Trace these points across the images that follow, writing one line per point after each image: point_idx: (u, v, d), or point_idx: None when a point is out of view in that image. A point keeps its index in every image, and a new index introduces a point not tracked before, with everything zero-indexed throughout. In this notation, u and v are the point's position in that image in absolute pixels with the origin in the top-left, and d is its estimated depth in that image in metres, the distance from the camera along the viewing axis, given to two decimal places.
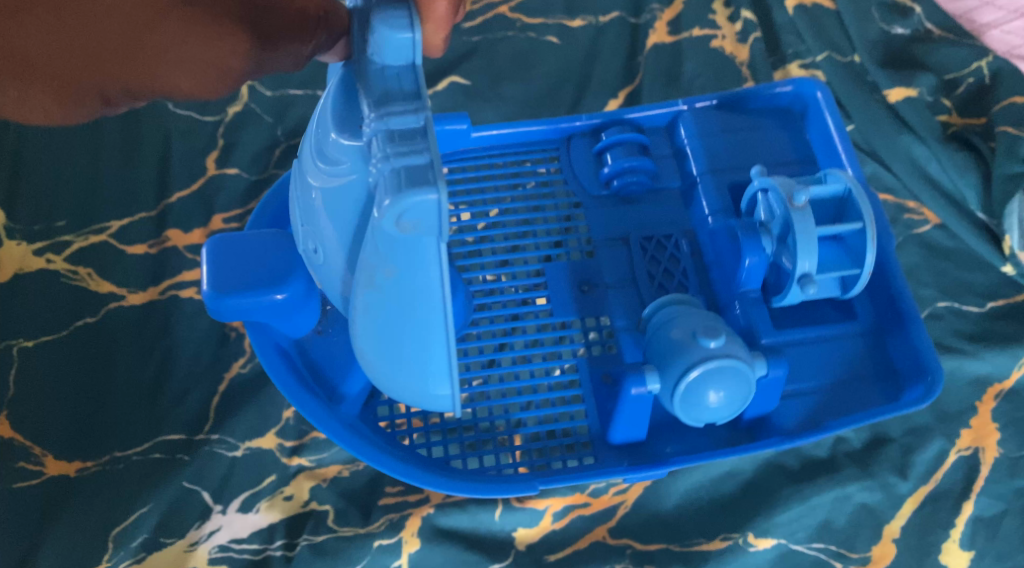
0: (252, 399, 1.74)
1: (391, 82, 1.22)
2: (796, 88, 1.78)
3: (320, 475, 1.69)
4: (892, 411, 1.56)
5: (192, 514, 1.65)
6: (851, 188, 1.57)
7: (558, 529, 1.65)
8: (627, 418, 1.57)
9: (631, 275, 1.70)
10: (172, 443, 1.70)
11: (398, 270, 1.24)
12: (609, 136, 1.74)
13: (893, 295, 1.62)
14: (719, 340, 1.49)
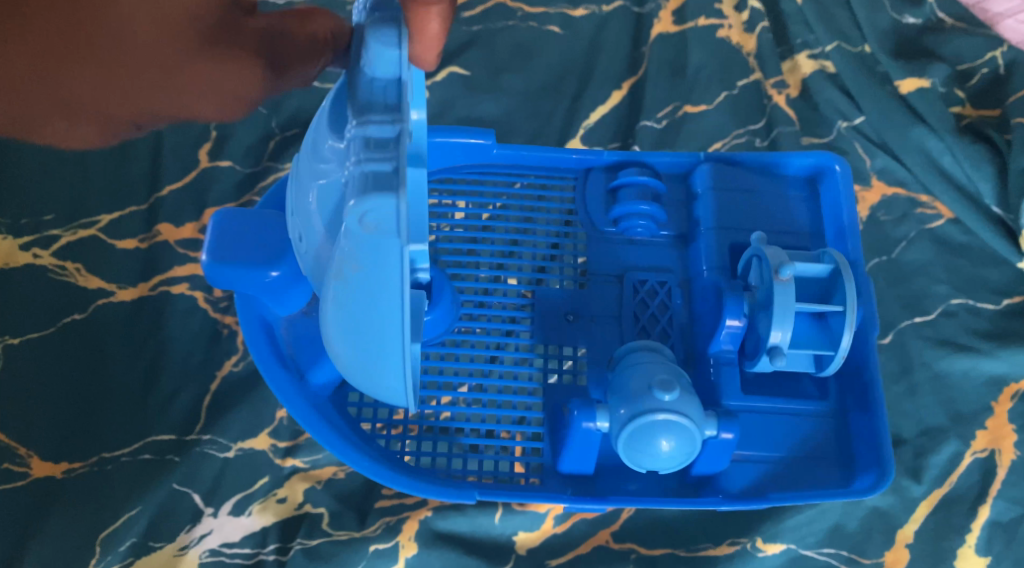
0: (245, 398, 1.69)
1: (376, 93, 1.17)
2: (817, 159, 1.70)
3: (314, 477, 1.64)
4: (836, 492, 1.50)
5: (183, 517, 1.60)
6: (841, 268, 1.53)
7: (560, 533, 1.60)
8: (574, 453, 1.53)
9: (617, 314, 1.65)
10: (163, 443, 1.65)
11: (357, 269, 1.17)
12: (625, 175, 1.70)
13: (865, 384, 1.56)
14: (672, 394, 1.44)
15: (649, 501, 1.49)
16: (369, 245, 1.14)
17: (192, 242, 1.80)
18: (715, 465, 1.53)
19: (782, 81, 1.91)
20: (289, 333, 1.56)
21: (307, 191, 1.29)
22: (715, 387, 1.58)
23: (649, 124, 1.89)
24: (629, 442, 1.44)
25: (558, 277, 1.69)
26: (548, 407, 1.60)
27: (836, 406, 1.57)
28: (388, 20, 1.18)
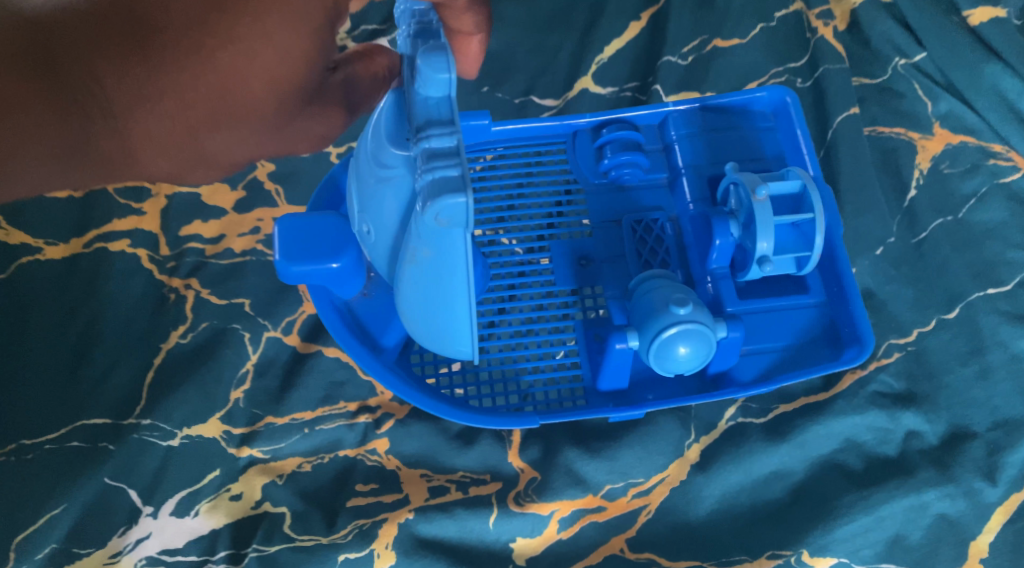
0: (192, 377, 1.42)
1: (431, 109, 1.05)
2: (769, 93, 1.45)
3: (275, 470, 1.39)
4: (837, 367, 1.33)
5: (116, 517, 1.35)
6: (807, 184, 1.32)
7: (566, 540, 1.35)
8: (611, 370, 1.33)
9: (620, 249, 1.42)
10: (94, 428, 1.38)
11: (428, 254, 1.09)
12: (605, 132, 1.44)
13: (839, 274, 1.35)
14: (688, 305, 1.25)
15: (688, 403, 1.32)
16: (438, 235, 1.06)
17: (133, 190, 1.52)
18: (728, 360, 1.34)
19: (828, 11, 1.63)
20: (355, 309, 1.36)
21: (370, 189, 1.19)
22: (711, 300, 1.36)
23: (673, 60, 1.63)
24: (660, 353, 1.26)
25: (579, 228, 1.43)
26: (586, 329, 1.37)
27: (824, 301, 1.36)
28: (439, 47, 1.04)
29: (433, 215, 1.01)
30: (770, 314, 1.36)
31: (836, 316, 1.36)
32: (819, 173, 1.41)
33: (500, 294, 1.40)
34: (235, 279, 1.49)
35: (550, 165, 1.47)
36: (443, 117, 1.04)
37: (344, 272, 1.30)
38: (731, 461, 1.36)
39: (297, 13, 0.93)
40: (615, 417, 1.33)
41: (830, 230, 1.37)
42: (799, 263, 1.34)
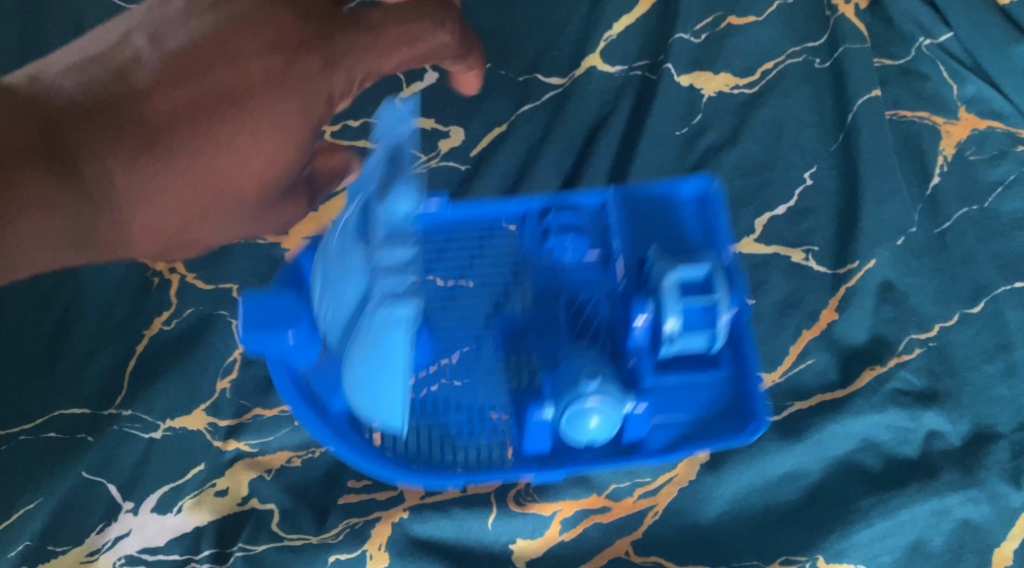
0: (176, 366, 1.36)
1: (393, 222, 1.13)
2: (693, 182, 1.36)
3: (262, 465, 1.32)
4: (735, 441, 1.23)
5: (94, 513, 1.28)
6: (714, 271, 1.22)
7: (568, 541, 1.28)
8: (532, 440, 1.24)
9: (553, 325, 1.31)
10: (73, 418, 1.32)
11: (369, 343, 1.12)
12: (551, 213, 1.34)
13: (743, 353, 1.26)
14: (599, 379, 1.18)
15: (600, 465, 1.23)
16: (380, 330, 1.11)
17: None
18: (639, 430, 1.25)
19: None
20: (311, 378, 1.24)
21: (330, 275, 1.18)
22: (628, 373, 1.26)
23: (685, 36, 1.59)
24: (569, 422, 1.19)
25: (518, 302, 1.33)
26: (516, 405, 1.26)
27: (730, 375, 1.26)
28: (408, 174, 1.15)
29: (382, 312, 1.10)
30: (682, 388, 1.26)
31: (746, 389, 1.26)
32: (734, 262, 1.29)
33: (460, 367, 1.30)
34: (222, 263, 1.42)
35: (497, 244, 1.37)
36: (401, 231, 1.13)
37: (303, 342, 1.18)
38: (743, 461, 1.30)
39: (285, 119, 0.96)
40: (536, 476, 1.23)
41: (738, 308, 1.26)
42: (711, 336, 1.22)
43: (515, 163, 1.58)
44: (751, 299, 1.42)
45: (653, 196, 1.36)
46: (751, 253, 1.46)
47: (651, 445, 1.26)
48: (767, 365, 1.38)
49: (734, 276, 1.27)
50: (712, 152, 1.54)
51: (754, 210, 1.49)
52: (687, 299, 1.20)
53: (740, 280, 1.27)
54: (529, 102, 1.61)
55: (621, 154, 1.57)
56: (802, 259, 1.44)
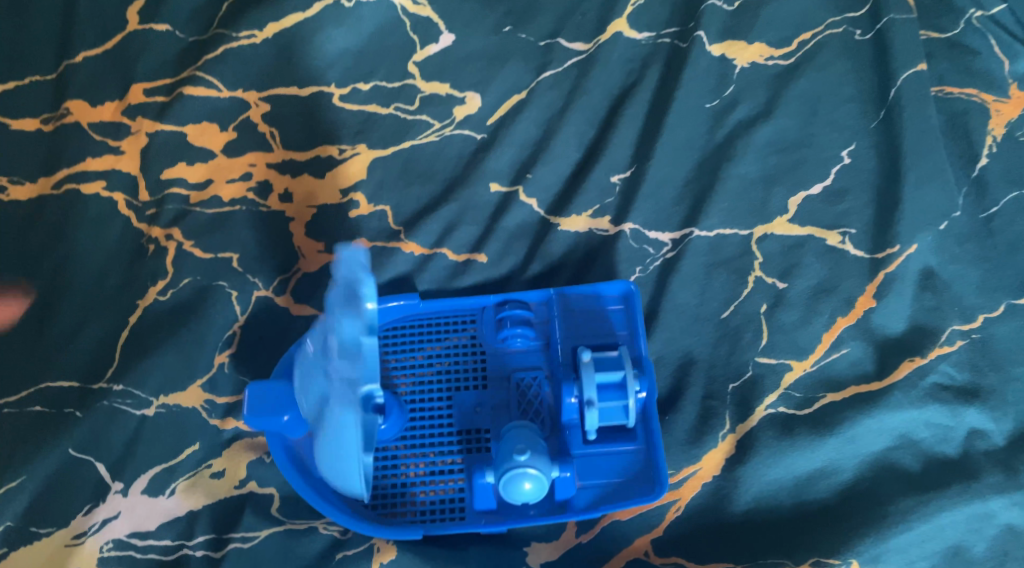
0: (171, 339, 1.32)
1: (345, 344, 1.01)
2: (615, 284, 1.35)
3: (261, 446, 1.27)
4: (643, 503, 1.20)
5: (82, 494, 1.24)
6: (627, 374, 1.21)
7: (585, 543, 1.22)
8: (479, 498, 1.24)
9: (503, 408, 1.32)
10: (60, 392, 1.30)
11: (333, 431, 1.05)
12: (506, 306, 1.35)
13: (652, 429, 1.22)
14: (529, 452, 1.17)
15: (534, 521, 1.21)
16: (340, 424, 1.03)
17: (112, 128, 1.48)
18: (567, 490, 1.22)
19: None
20: (300, 447, 1.24)
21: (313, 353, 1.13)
22: (558, 444, 1.25)
23: (717, 3, 1.50)
24: (505, 489, 1.17)
25: (474, 383, 1.34)
26: (467, 468, 1.27)
27: (643, 446, 1.23)
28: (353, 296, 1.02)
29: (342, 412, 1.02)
30: (603, 455, 1.23)
31: (656, 462, 1.22)
32: (646, 351, 1.29)
33: (427, 443, 1.29)
34: (221, 231, 1.41)
35: (457, 341, 1.37)
36: (353, 350, 1.01)
37: (296, 424, 1.21)
38: (771, 456, 1.23)
39: None
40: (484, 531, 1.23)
41: (647, 391, 1.23)
42: (625, 412, 1.21)
43: (534, 133, 1.50)
44: (781, 283, 1.35)
45: (589, 289, 1.35)
46: (783, 235, 1.39)
47: (577, 505, 1.22)
48: (797, 352, 1.30)
49: (645, 363, 1.25)
50: (744, 126, 1.46)
51: (789, 189, 1.41)
52: (611, 377, 1.21)
53: (649, 368, 1.24)
54: (551, 68, 1.52)
55: (648, 124, 1.48)
56: (838, 241, 1.36)
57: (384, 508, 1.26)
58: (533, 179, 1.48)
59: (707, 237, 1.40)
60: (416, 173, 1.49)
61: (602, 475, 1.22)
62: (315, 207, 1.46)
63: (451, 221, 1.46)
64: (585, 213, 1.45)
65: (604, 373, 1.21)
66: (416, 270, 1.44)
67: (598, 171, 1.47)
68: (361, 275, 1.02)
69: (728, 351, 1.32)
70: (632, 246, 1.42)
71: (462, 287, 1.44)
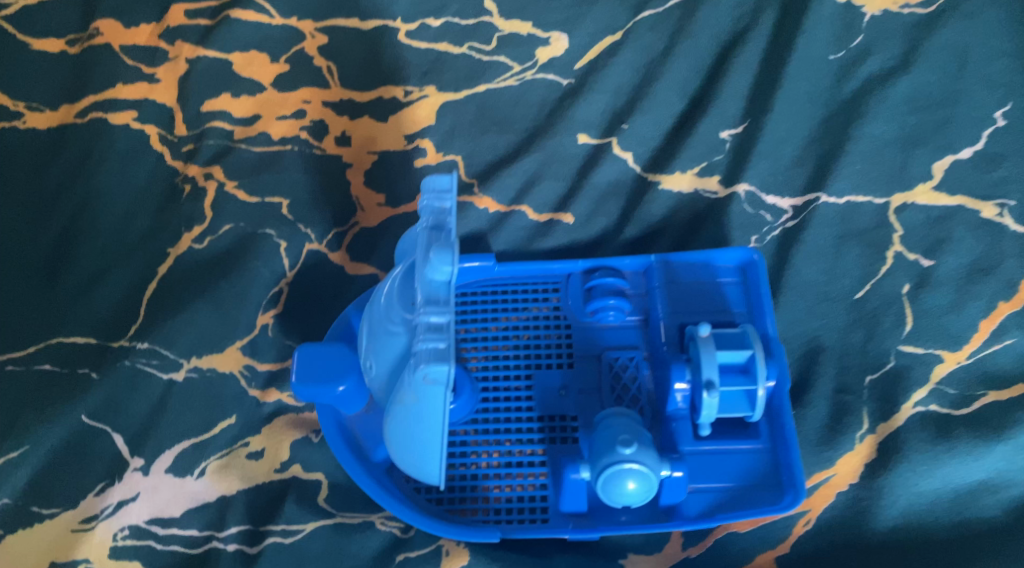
0: (207, 292, 1.13)
1: (430, 289, 0.81)
2: (732, 253, 1.13)
3: (308, 424, 1.07)
4: (770, 512, 0.99)
5: (95, 470, 1.04)
6: (756, 353, 1.00)
7: (694, 558, 1.01)
8: (569, 497, 1.02)
9: (593, 393, 1.11)
10: (73, 349, 1.10)
11: (411, 400, 0.82)
12: (597, 276, 1.15)
13: (782, 427, 1.01)
14: (636, 444, 0.96)
15: (633, 531, 1.00)
16: (420, 388, 0.80)
17: (147, 53, 1.29)
18: (676, 494, 1.00)
19: None
20: (354, 424, 1.05)
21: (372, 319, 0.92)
22: (663, 438, 1.04)
23: None
24: (604, 490, 0.96)
25: (557, 361, 1.13)
26: (550, 462, 1.06)
27: (767, 446, 1.02)
28: (448, 240, 0.83)
29: (422, 372, 0.79)
30: (720, 454, 1.02)
31: (786, 464, 1.00)
32: (775, 331, 1.07)
33: (501, 430, 1.09)
34: (268, 172, 1.21)
35: (538, 312, 1.16)
36: (439, 296, 0.81)
37: (352, 395, 1.02)
38: (924, 463, 1.03)
39: None
40: (572, 538, 1.01)
41: (775, 380, 1.02)
42: (748, 402, 1.01)
43: (631, 79, 1.30)
44: (926, 261, 1.15)
45: (698, 259, 1.14)
46: (927, 205, 1.19)
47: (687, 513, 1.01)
48: (950, 342, 1.10)
49: (774, 345, 1.04)
50: (878, 79, 1.25)
51: (932, 152, 1.21)
52: (736, 358, 1.01)
53: (781, 353, 1.03)
54: (650, 8, 1.32)
55: (765, 73, 1.27)
56: (995, 214, 1.16)
57: (451, 503, 1.05)
58: (628, 130, 1.27)
59: (835, 204, 1.20)
60: (493, 119, 1.29)
61: (718, 478, 1.01)
62: (377, 153, 1.25)
63: (533, 174, 1.26)
64: (690, 171, 1.24)
65: (725, 353, 1.01)
66: (491, 229, 1.24)
67: (706, 125, 1.26)
68: (449, 210, 0.86)
69: (864, 338, 1.12)
70: (746, 212, 1.22)
71: (542, 251, 1.23)
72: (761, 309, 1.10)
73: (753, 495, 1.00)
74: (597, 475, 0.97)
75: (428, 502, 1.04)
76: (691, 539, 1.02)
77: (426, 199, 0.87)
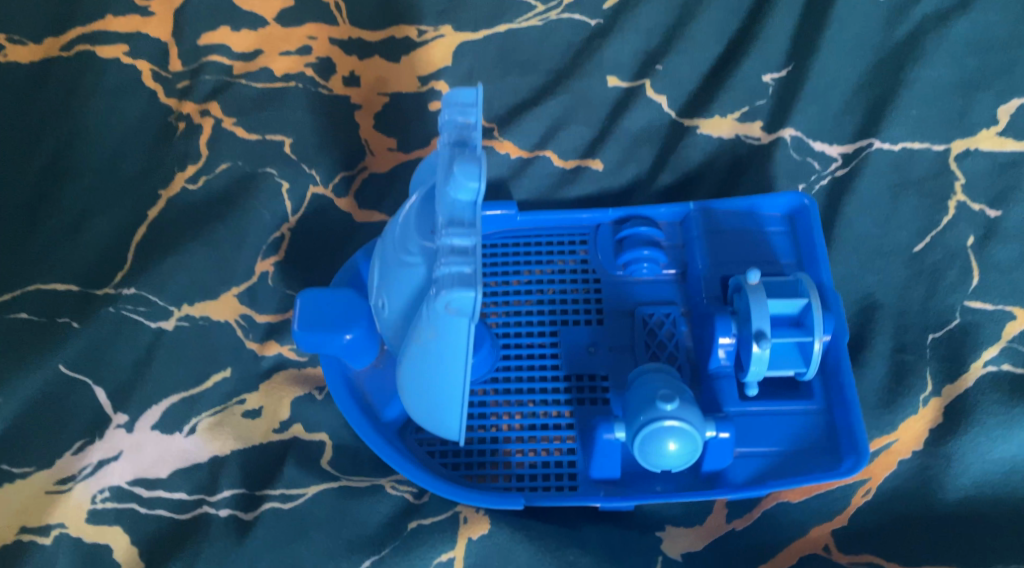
0: (201, 234, 1.02)
1: (454, 209, 0.71)
2: (781, 198, 1.03)
3: (311, 381, 0.97)
4: (827, 478, 0.88)
5: (73, 426, 0.94)
6: (812, 302, 0.90)
7: (740, 532, 0.91)
8: (599, 462, 0.93)
9: (627, 352, 1.00)
10: (53, 296, 1.00)
11: (433, 335, 0.72)
12: (629, 224, 1.04)
13: (841, 384, 0.91)
14: (677, 399, 0.86)
15: (673, 500, 0.89)
16: (443, 320, 0.70)
17: None
18: (721, 459, 0.90)
19: None
20: (362, 381, 0.95)
21: (385, 251, 0.82)
22: (706, 399, 0.94)
23: None
24: (640, 451, 0.86)
25: (585, 316, 1.02)
26: (579, 425, 0.96)
27: (821, 407, 0.91)
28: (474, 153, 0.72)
29: (444, 301, 0.69)
30: (769, 415, 0.92)
31: (845, 427, 0.90)
32: (831, 282, 0.97)
33: (524, 390, 0.98)
34: (270, 108, 1.10)
35: (564, 264, 1.05)
36: (465, 216, 0.70)
37: (359, 345, 0.91)
38: (998, 428, 0.93)
39: None
40: (603, 507, 0.91)
41: (831, 335, 0.92)
42: (802, 357, 0.90)
43: (665, 19, 1.16)
44: (993, 211, 1.05)
45: (741, 206, 1.03)
46: (992, 151, 1.08)
47: (733, 480, 0.90)
48: (1021, 299, 1.01)
49: (829, 296, 0.94)
50: (935, 19, 1.11)
51: (997, 95, 1.09)
52: (790, 307, 0.91)
53: (837, 304, 0.93)
54: None
55: (811, 11, 1.14)
56: None
57: (468, 468, 0.95)
58: (663, 71, 1.15)
59: (891, 151, 1.09)
60: (515, 61, 1.16)
61: (768, 443, 0.91)
62: (388, 95, 1.13)
63: (559, 118, 1.14)
64: (732, 115, 1.13)
65: (777, 302, 0.91)
66: (513, 175, 1.13)
67: (748, 67, 1.13)
68: (474, 124, 0.75)
69: (925, 294, 1.02)
70: (793, 159, 1.11)
71: (568, 200, 1.13)
72: (812, 260, 1.00)
73: (807, 461, 0.90)
74: (635, 435, 0.87)
75: (443, 468, 0.94)
76: (737, 509, 0.92)
77: (448, 113, 0.76)
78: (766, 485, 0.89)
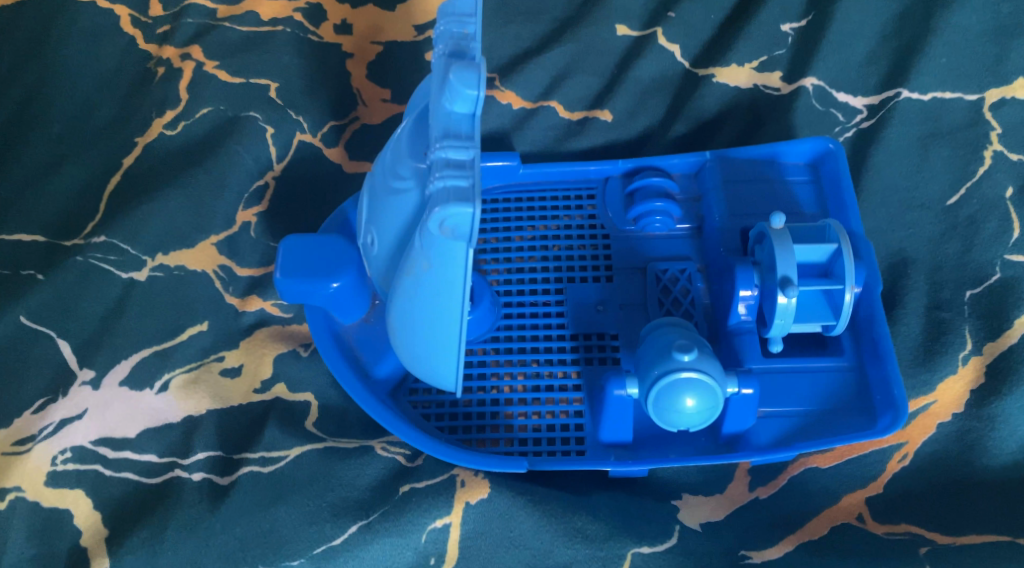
0: (178, 181, 0.95)
1: (449, 121, 0.63)
2: (804, 144, 0.95)
3: (295, 338, 0.89)
4: (864, 438, 0.81)
5: (34, 383, 0.86)
6: (843, 247, 0.82)
7: (764, 500, 0.84)
8: (609, 425, 0.85)
9: (639, 309, 0.92)
10: (18, 247, 0.92)
11: (427, 262, 0.65)
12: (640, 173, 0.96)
13: (875, 339, 0.83)
14: (696, 350, 0.78)
15: (690, 464, 0.81)
16: (440, 244, 0.64)
17: None
18: (743, 420, 0.82)
19: None
20: (351, 335, 0.87)
21: (373, 183, 0.74)
22: (726, 356, 0.86)
23: None
24: (655, 407, 0.79)
25: (593, 271, 0.94)
26: (587, 386, 0.88)
27: (852, 364, 0.84)
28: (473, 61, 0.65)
29: (438, 220, 0.62)
30: (795, 373, 0.84)
31: (879, 385, 0.83)
32: (861, 231, 0.90)
33: (528, 350, 0.90)
34: (254, 53, 1.02)
35: (569, 218, 0.97)
36: (461, 130, 0.63)
37: (347, 294, 0.84)
38: None
39: None
40: (614, 473, 0.83)
41: (862, 285, 0.85)
42: (832, 309, 0.83)
43: None
44: None
45: (762, 153, 0.95)
46: None
47: (756, 443, 0.83)
48: None
49: (860, 244, 0.86)
50: None
51: None
52: (817, 252, 0.83)
53: (868, 252, 0.86)
54: None
55: None
56: None
57: (466, 432, 0.87)
58: (676, 19, 1.07)
59: (921, 102, 1.00)
60: (518, 9, 1.09)
61: (795, 402, 0.83)
62: (382, 44, 1.05)
63: (565, 67, 1.07)
64: (750, 64, 1.05)
65: (804, 247, 0.83)
66: (514, 127, 1.06)
67: (766, 14, 1.05)
68: (473, 35, 0.68)
69: (960, 249, 0.94)
70: (816, 110, 1.03)
71: (575, 152, 1.06)
72: (840, 209, 0.92)
73: (838, 423, 0.83)
74: (650, 390, 0.79)
75: (439, 432, 0.87)
76: (761, 474, 0.85)
77: (444, 24, 0.69)
78: (793, 447, 0.82)
